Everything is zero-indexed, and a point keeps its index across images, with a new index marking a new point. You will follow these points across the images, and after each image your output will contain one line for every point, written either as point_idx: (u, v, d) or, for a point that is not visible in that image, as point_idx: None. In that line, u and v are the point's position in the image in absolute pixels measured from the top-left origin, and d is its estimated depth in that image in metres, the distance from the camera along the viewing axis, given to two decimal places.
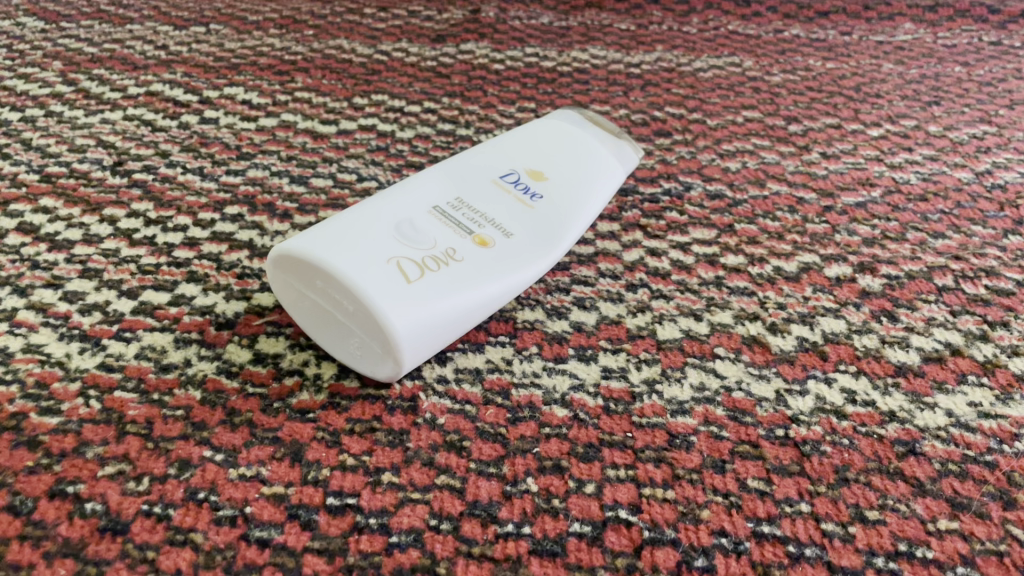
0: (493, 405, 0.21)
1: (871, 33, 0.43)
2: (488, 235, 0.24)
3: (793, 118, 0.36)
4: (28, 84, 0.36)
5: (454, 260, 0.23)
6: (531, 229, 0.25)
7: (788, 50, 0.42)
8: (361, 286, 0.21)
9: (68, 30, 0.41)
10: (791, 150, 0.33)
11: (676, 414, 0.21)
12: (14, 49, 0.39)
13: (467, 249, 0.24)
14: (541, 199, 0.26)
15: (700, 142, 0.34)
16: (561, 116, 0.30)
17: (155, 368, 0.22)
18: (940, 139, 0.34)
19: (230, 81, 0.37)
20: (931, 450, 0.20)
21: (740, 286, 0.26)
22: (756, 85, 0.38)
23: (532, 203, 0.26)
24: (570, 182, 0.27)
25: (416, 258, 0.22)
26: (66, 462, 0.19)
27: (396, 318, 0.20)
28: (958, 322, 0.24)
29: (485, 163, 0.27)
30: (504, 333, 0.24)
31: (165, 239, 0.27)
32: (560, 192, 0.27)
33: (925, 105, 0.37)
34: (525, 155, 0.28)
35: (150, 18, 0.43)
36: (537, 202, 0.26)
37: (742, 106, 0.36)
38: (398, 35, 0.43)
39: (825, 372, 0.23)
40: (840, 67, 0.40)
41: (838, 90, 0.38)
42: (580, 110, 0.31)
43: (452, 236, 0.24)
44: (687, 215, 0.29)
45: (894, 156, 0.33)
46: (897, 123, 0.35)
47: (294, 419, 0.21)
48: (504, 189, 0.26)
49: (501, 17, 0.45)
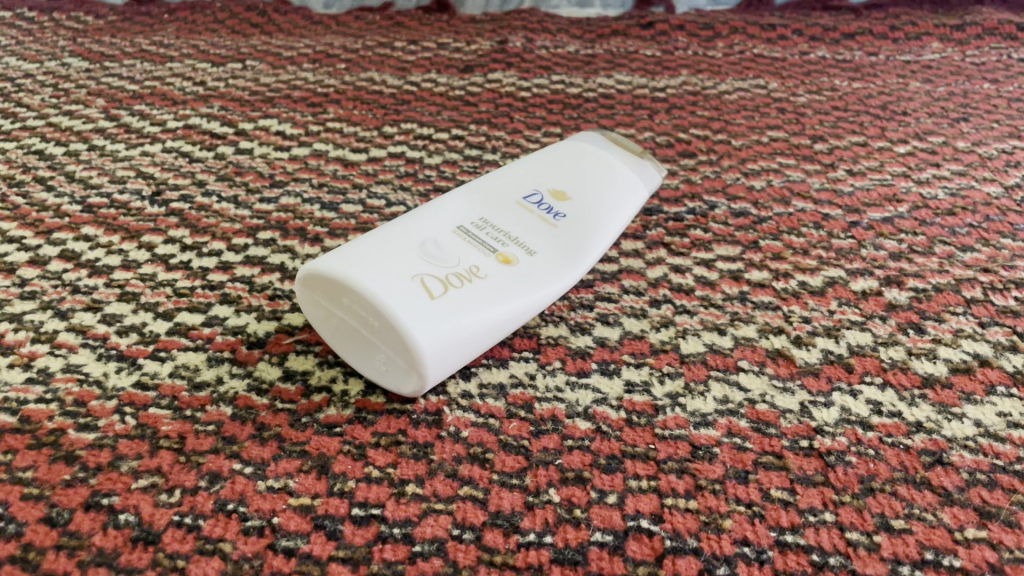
0: (516, 419, 0.22)
1: (898, 53, 0.43)
2: (511, 253, 0.25)
3: (819, 136, 0.36)
4: (72, 120, 0.38)
5: (478, 277, 0.23)
6: (554, 247, 0.26)
7: (814, 71, 0.42)
8: (387, 302, 0.21)
9: (111, 70, 0.43)
10: (817, 168, 0.33)
11: (699, 426, 0.21)
12: (60, 88, 0.41)
13: (491, 266, 0.24)
14: (564, 218, 0.27)
15: (725, 162, 0.34)
16: (583, 138, 0.30)
17: (188, 386, 0.23)
18: (969, 154, 0.34)
19: (265, 114, 0.39)
20: (959, 460, 0.20)
21: (765, 301, 0.26)
22: (781, 106, 0.38)
23: (555, 222, 0.26)
24: (593, 201, 0.27)
25: (440, 275, 0.23)
26: (101, 476, 0.20)
27: (420, 333, 0.21)
28: (987, 333, 0.24)
29: (509, 184, 0.28)
30: (528, 349, 0.24)
31: (200, 263, 0.28)
32: (583, 211, 0.27)
33: (953, 121, 0.36)
34: (547, 176, 0.28)
35: (190, 56, 0.45)
36: (560, 221, 0.26)
37: (767, 126, 0.37)
38: (427, 67, 0.44)
39: (850, 384, 0.22)
40: (866, 87, 0.40)
41: (864, 109, 0.38)
42: (602, 132, 0.32)
43: (476, 253, 0.24)
44: (711, 232, 0.29)
45: (921, 172, 0.33)
46: (924, 140, 0.35)
47: (322, 433, 0.21)
48: (528, 209, 0.27)
49: (529, 47, 0.46)
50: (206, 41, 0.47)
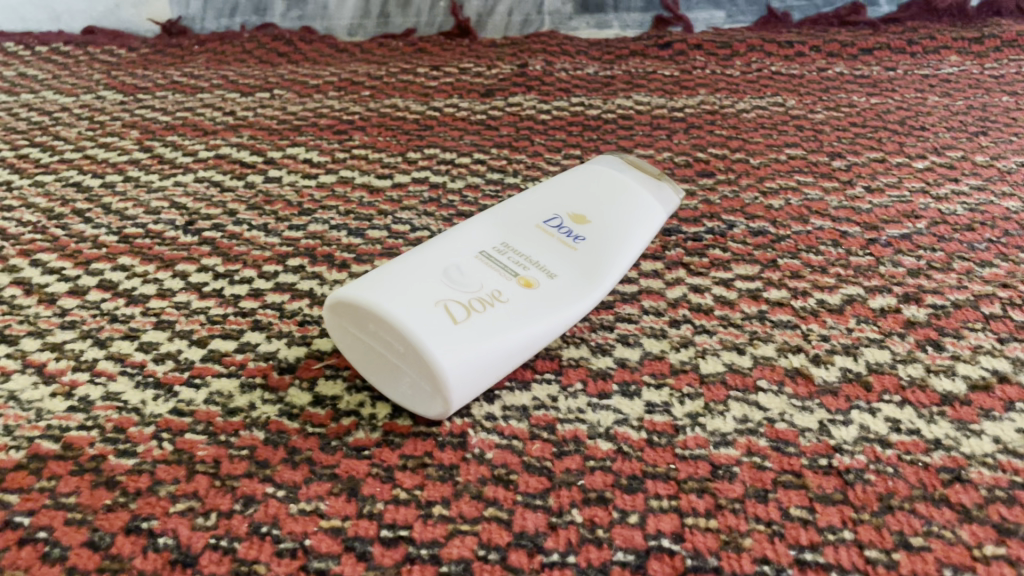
0: (539, 440, 0.22)
1: (916, 67, 0.44)
2: (532, 277, 0.25)
3: (837, 153, 0.36)
4: (108, 152, 0.39)
5: (500, 301, 0.24)
6: (574, 270, 0.26)
7: (832, 88, 0.42)
8: (412, 327, 0.22)
9: (144, 102, 0.44)
10: (835, 186, 0.33)
11: (719, 445, 0.22)
12: (96, 121, 0.42)
13: (513, 290, 0.25)
14: (583, 240, 0.27)
15: (743, 181, 0.34)
16: (600, 161, 0.31)
17: (222, 411, 0.24)
18: (988, 169, 0.34)
19: (292, 142, 0.40)
20: (977, 477, 0.20)
21: (784, 320, 0.26)
22: (799, 123, 0.39)
23: (575, 245, 0.27)
24: (612, 223, 0.28)
25: (463, 300, 0.23)
26: (141, 500, 0.21)
27: (445, 357, 0.21)
28: (1006, 349, 0.24)
29: (530, 208, 0.28)
30: (550, 371, 0.25)
31: (232, 291, 0.29)
32: (602, 233, 0.28)
33: (972, 136, 0.37)
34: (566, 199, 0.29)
35: (219, 86, 0.46)
36: (580, 243, 0.27)
37: (785, 144, 0.37)
38: (450, 92, 0.45)
39: (869, 402, 0.23)
40: (885, 102, 0.40)
41: (882, 124, 0.38)
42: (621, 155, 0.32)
43: (497, 278, 0.25)
44: (730, 252, 0.30)
45: (940, 187, 0.33)
46: (943, 155, 0.35)
47: (351, 456, 0.22)
48: (548, 233, 0.27)
49: (548, 70, 0.46)
50: (235, 72, 0.48)
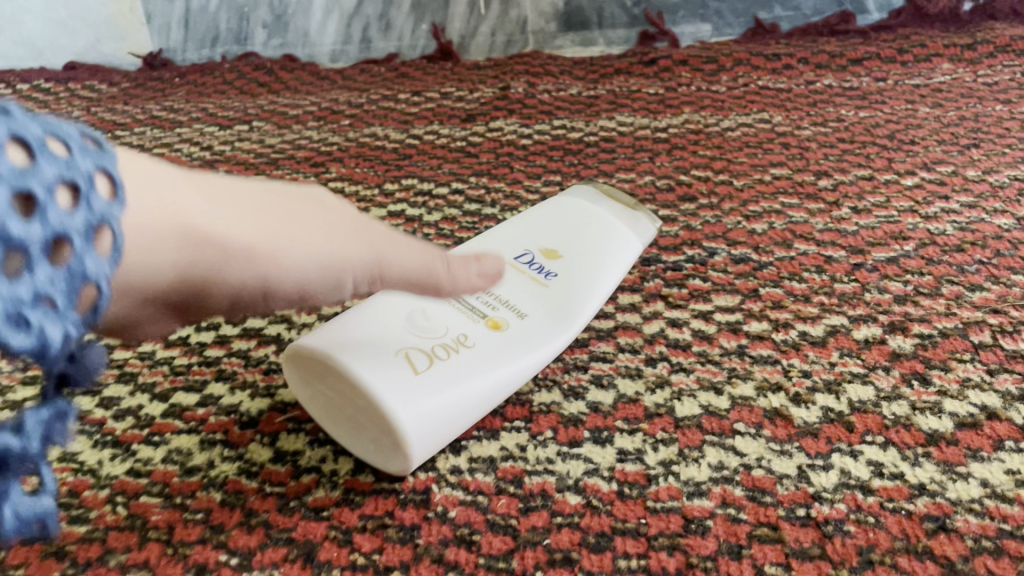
0: (505, 495, 0.21)
1: (907, 76, 0.42)
2: (500, 318, 0.24)
3: (823, 172, 0.35)
4: None
5: (466, 346, 0.23)
6: (545, 309, 0.25)
7: (820, 102, 0.41)
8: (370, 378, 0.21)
9: (122, 139, 0.44)
10: (820, 207, 0.32)
11: (692, 496, 0.21)
12: None
13: (480, 334, 0.24)
14: (554, 276, 0.26)
15: (726, 205, 0.33)
16: (571, 192, 0.30)
17: (180, 471, 0.23)
18: (979, 184, 0.33)
19: (269, 176, 0.39)
20: (963, 526, 0.19)
21: (764, 355, 0.25)
22: (785, 140, 0.38)
23: (547, 282, 0.26)
24: (586, 257, 0.27)
25: (426, 348, 0.23)
26: (89, 572, 0.20)
27: (404, 411, 0.21)
28: (995, 382, 0.23)
29: (499, 245, 0.28)
30: (520, 418, 0.24)
31: (198, 339, 0.28)
32: (575, 268, 0.27)
33: (964, 148, 0.35)
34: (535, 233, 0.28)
35: (198, 120, 0.46)
36: (552, 280, 0.26)
37: (769, 163, 0.36)
38: (430, 118, 0.44)
39: (850, 444, 0.22)
40: (874, 115, 0.39)
41: (870, 139, 0.37)
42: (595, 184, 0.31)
43: (463, 321, 0.24)
44: (711, 281, 0.29)
45: (929, 206, 0.32)
46: (933, 170, 0.34)
47: (309, 518, 0.21)
48: (519, 270, 0.26)
49: (531, 92, 0.46)
50: (215, 104, 0.48)
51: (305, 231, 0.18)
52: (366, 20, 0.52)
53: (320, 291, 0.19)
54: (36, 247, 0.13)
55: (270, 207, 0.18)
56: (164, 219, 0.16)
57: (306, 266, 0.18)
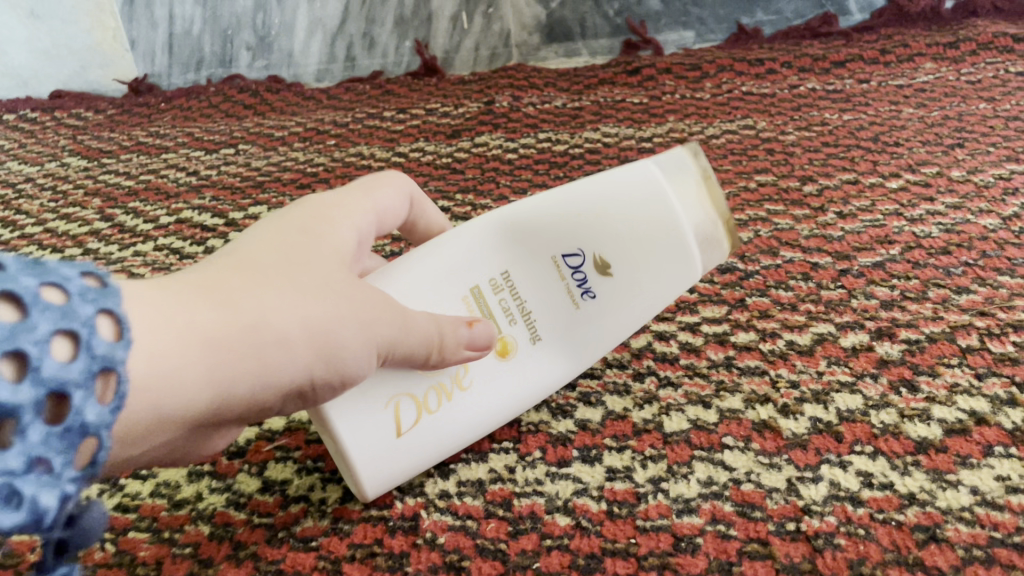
0: (494, 519, 0.21)
1: (890, 77, 0.42)
2: (512, 343, 0.24)
3: (808, 177, 0.35)
4: (69, 224, 0.39)
5: (460, 390, 0.22)
6: (563, 334, 0.24)
7: (803, 106, 0.41)
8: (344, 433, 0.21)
9: (108, 167, 0.44)
10: (806, 213, 0.32)
11: (682, 514, 0.21)
12: (59, 191, 0.42)
13: (484, 365, 0.23)
14: (592, 297, 0.24)
15: None
16: (674, 165, 0.25)
17: (168, 505, 0.23)
18: (964, 184, 0.33)
19: (255, 200, 0.39)
20: (954, 535, 0.19)
21: (752, 366, 0.25)
22: (769, 146, 0.38)
23: (581, 301, 0.24)
24: (631, 280, 0.25)
25: (421, 391, 0.22)
26: None
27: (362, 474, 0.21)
28: (984, 386, 0.23)
29: (550, 222, 0.24)
30: (508, 439, 0.24)
31: None
32: (617, 288, 0.25)
33: (948, 148, 0.35)
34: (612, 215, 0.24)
35: (184, 144, 0.46)
36: (587, 299, 0.24)
37: (754, 170, 0.36)
38: (415, 136, 0.44)
39: (839, 455, 0.22)
40: (857, 118, 0.39)
41: (855, 142, 0.37)
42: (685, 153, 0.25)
43: None
44: (697, 292, 0.29)
45: (914, 208, 0.32)
46: (917, 172, 0.34)
47: (297, 549, 0.21)
48: (558, 271, 0.24)
49: (516, 105, 0.46)
50: (201, 128, 0.48)
51: (322, 322, 0.17)
52: (350, 38, 0.52)
53: (340, 376, 0.18)
54: (29, 411, 0.11)
55: (276, 279, 0.17)
56: (195, 336, 0.15)
57: (321, 362, 0.18)
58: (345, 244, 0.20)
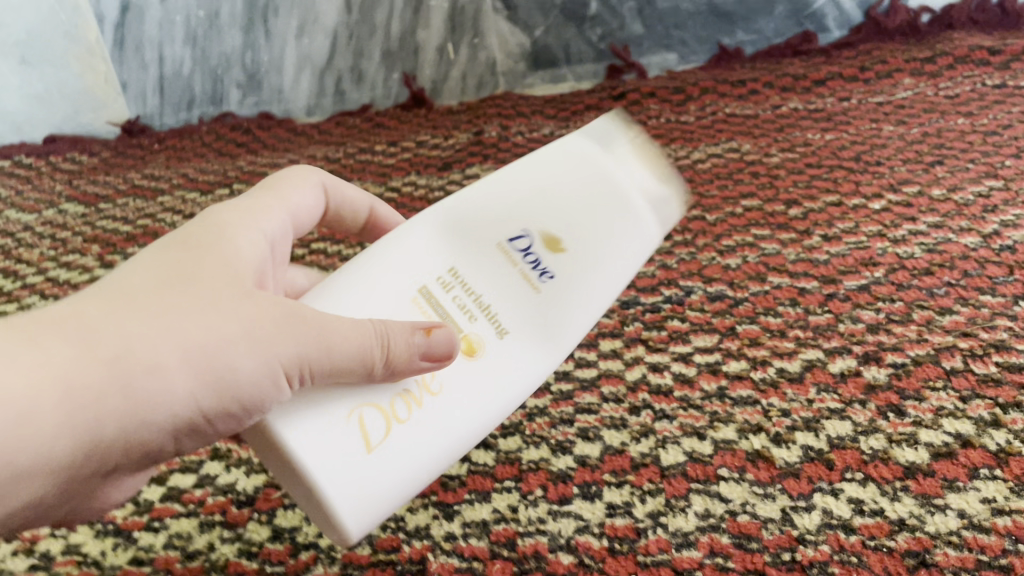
0: (500, 559, 0.22)
1: (870, 94, 0.43)
2: (476, 338, 0.22)
3: (793, 200, 0.36)
4: (70, 272, 0.39)
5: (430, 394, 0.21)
6: (529, 322, 0.23)
7: (786, 126, 0.42)
8: (292, 429, 0.19)
9: (106, 212, 0.45)
10: (792, 237, 0.33)
11: (681, 547, 0.21)
12: (58, 239, 0.43)
13: (452, 364, 0.21)
14: (550, 276, 0.23)
15: (700, 241, 0.34)
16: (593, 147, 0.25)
17: (181, 556, 0.23)
18: (945, 203, 0.33)
19: None
20: (943, 559, 0.20)
21: (745, 395, 0.26)
22: (754, 169, 0.39)
23: (540, 283, 0.23)
24: (590, 251, 0.23)
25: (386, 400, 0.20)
26: None
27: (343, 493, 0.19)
28: (968, 408, 0.24)
29: (500, 207, 0.23)
30: (510, 478, 0.24)
31: None
32: (575, 266, 0.23)
33: (928, 166, 0.36)
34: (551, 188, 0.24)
35: (179, 186, 0.47)
36: (546, 280, 0.23)
37: (740, 194, 0.37)
38: (407, 169, 0.45)
39: (831, 483, 0.22)
40: (839, 137, 0.40)
41: (837, 163, 0.38)
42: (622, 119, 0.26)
43: None
44: (689, 321, 0.30)
45: (897, 229, 0.32)
46: (899, 192, 0.35)
47: None
48: (510, 257, 0.23)
49: (504, 134, 0.47)
50: (195, 168, 0.48)
51: (205, 346, 0.17)
52: (338, 73, 0.52)
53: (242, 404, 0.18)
54: None
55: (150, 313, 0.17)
56: (47, 379, 0.15)
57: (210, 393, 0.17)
58: (245, 257, 0.19)
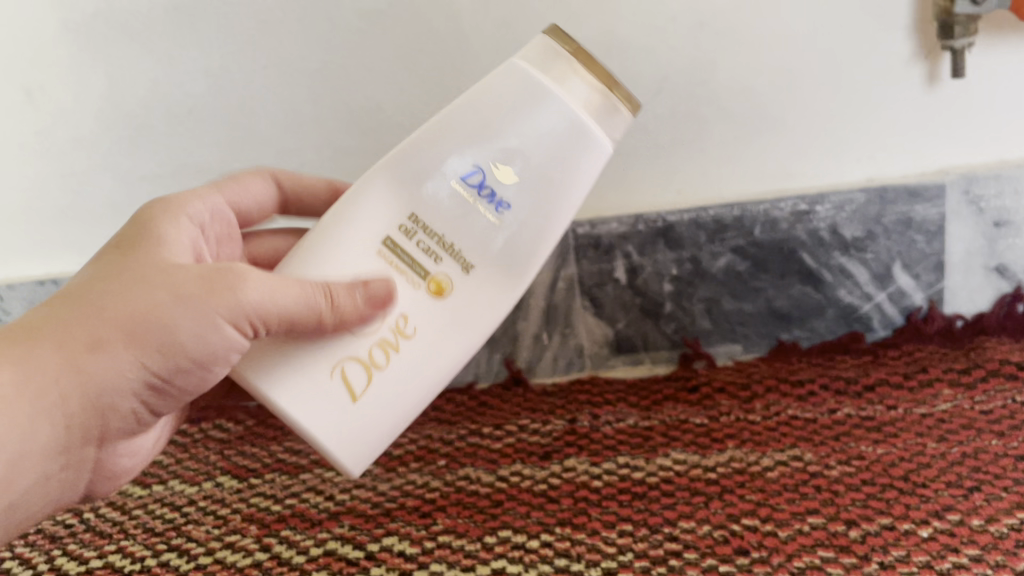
0: None
1: (914, 403, 0.50)
2: (435, 285, 0.41)
3: (852, 520, 0.42)
4: (235, 553, 0.47)
5: (406, 334, 0.40)
6: (495, 265, 0.41)
7: (843, 434, 0.49)
8: (293, 381, 0.38)
9: (258, 487, 0.54)
10: (853, 562, 0.39)
11: None
12: (220, 514, 0.51)
13: (417, 326, 0.41)
14: (507, 207, 0.40)
15: (774, 559, 0.40)
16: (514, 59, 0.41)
17: None
18: (983, 534, 0.40)
19: (387, 530, 0.47)
20: None
21: None
22: (816, 482, 0.45)
23: (500, 214, 0.40)
24: (516, 127, 0.40)
25: (387, 334, 0.40)
26: None
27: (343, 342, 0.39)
28: None
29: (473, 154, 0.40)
30: None
31: None
32: (519, 194, 0.40)
33: (968, 492, 0.43)
34: (551, 112, 0.40)
35: (317, 463, 0.56)
36: (504, 211, 0.40)
37: (806, 510, 0.43)
38: (513, 456, 0.52)
39: None
40: (889, 451, 0.47)
41: (889, 480, 0.44)
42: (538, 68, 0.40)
43: (412, 296, 0.41)
44: None
45: (943, 560, 0.38)
46: (943, 518, 0.41)
47: None
48: (469, 195, 0.40)
49: (595, 423, 0.54)
50: None
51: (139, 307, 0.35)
52: None
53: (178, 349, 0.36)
54: None
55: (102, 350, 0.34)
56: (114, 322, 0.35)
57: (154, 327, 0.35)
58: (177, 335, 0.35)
